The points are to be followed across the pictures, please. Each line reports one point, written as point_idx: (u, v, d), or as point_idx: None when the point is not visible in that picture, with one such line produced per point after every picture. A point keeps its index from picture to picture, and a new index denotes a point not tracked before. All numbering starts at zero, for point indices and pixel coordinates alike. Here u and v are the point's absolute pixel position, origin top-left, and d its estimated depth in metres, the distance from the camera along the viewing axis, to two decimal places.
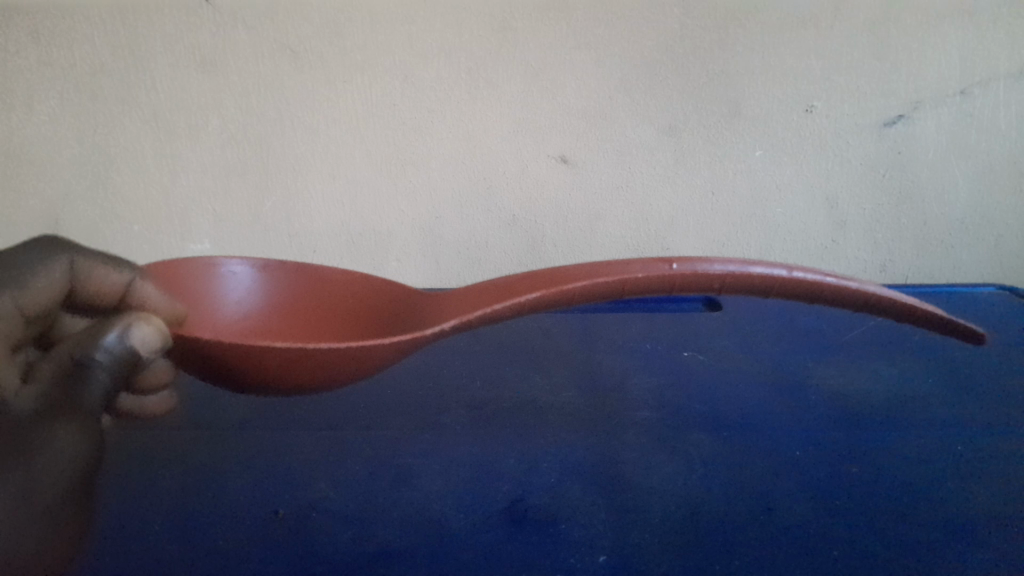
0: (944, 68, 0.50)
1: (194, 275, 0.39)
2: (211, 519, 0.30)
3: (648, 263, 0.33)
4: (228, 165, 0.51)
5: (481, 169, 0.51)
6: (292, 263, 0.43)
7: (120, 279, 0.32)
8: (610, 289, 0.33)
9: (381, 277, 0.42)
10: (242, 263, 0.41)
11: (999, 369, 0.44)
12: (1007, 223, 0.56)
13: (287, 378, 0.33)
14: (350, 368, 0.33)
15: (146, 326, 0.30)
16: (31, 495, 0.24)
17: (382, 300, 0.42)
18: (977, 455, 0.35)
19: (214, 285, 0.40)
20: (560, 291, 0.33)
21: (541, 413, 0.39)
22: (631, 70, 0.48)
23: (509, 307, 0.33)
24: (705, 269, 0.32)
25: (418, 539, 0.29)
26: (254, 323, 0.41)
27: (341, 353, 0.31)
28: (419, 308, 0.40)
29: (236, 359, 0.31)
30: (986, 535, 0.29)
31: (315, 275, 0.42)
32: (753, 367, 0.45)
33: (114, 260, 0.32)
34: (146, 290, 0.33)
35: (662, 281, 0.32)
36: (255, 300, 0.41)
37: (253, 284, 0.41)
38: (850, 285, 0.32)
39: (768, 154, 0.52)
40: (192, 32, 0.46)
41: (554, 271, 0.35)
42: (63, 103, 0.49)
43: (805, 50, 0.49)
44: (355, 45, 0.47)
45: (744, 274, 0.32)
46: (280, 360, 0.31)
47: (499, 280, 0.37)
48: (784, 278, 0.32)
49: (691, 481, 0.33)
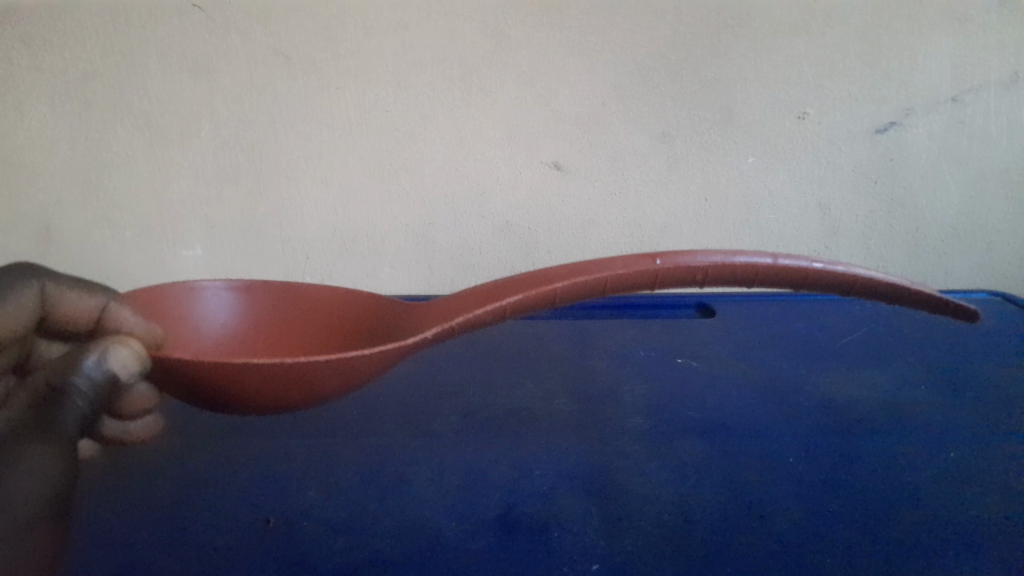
0: (935, 74, 0.50)
1: (175, 297, 0.39)
2: (203, 528, 0.30)
3: (631, 260, 0.34)
4: (221, 171, 0.51)
5: (475, 175, 0.51)
6: (277, 281, 0.43)
7: (93, 302, 0.33)
8: (592, 288, 0.34)
9: (363, 291, 0.42)
10: (223, 285, 0.41)
11: (992, 375, 0.44)
12: (999, 229, 0.56)
13: (272, 396, 0.33)
14: (334, 381, 0.33)
15: (123, 349, 0.31)
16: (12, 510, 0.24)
17: (363, 310, 0.42)
18: (970, 461, 0.35)
19: (196, 308, 0.40)
20: (543, 291, 0.34)
21: (534, 420, 0.39)
22: (624, 76, 0.49)
23: (493, 311, 0.34)
24: (688, 262, 0.33)
25: (410, 547, 0.29)
26: (236, 343, 0.41)
27: (323, 366, 0.32)
28: (402, 320, 0.40)
29: (216, 381, 0.32)
30: (977, 539, 0.30)
31: (297, 292, 0.42)
32: (746, 373, 0.45)
33: (88, 287, 0.33)
34: (122, 313, 0.33)
35: (645, 276, 0.33)
36: (237, 321, 0.41)
37: (234, 306, 0.42)
38: (835, 269, 0.34)
39: (762, 160, 0.52)
40: (185, 36, 0.46)
41: (534, 273, 0.36)
42: (56, 108, 0.48)
43: (796, 57, 0.49)
44: (348, 50, 0.47)
45: (727, 264, 0.34)
46: (263, 377, 0.31)
47: (480, 286, 0.38)
48: (769, 266, 0.34)
49: (684, 488, 0.33)
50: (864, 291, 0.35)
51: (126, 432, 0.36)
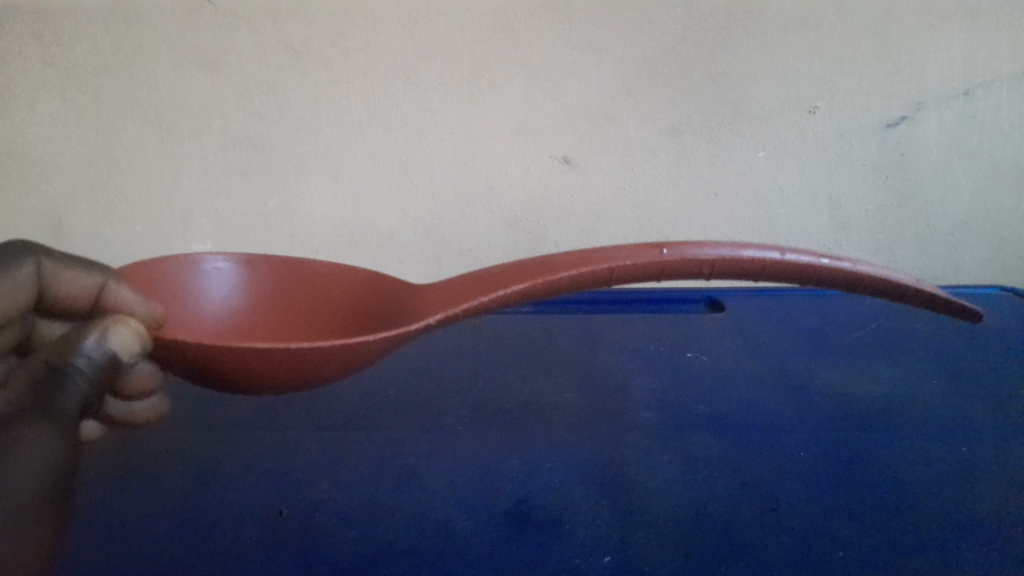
0: (948, 69, 0.50)
1: (174, 272, 0.39)
2: (214, 516, 0.30)
3: (637, 251, 0.34)
4: (231, 166, 0.51)
5: (483, 171, 0.51)
6: (277, 259, 0.43)
7: (91, 282, 0.34)
8: (597, 278, 0.34)
9: (367, 271, 0.42)
10: (225, 259, 0.41)
11: (1005, 371, 0.44)
12: (1010, 224, 0.56)
13: (272, 378, 0.33)
14: (335, 366, 0.33)
15: (123, 329, 0.31)
16: (20, 513, 0.24)
17: (366, 296, 0.42)
18: (982, 457, 0.35)
19: (195, 283, 0.40)
20: (546, 281, 0.34)
21: (543, 413, 0.39)
22: (633, 69, 0.48)
23: (495, 299, 0.34)
24: (694, 254, 0.33)
25: (419, 540, 0.29)
26: (238, 320, 0.41)
27: (324, 351, 0.32)
28: (405, 303, 0.40)
29: (216, 362, 0.32)
30: (989, 534, 0.29)
31: (299, 270, 0.43)
32: (755, 368, 0.44)
33: (85, 264, 0.34)
34: (120, 291, 0.34)
35: (651, 267, 0.34)
36: (239, 297, 0.42)
37: (236, 280, 0.42)
38: (842, 265, 0.34)
39: (771, 155, 0.52)
40: (193, 32, 0.47)
41: (540, 259, 0.36)
42: (65, 103, 0.49)
43: (807, 51, 0.49)
44: (357, 46, 0.47)
45: (735, 257, 0.33)
46: (260, 358, 0.31)
47: (484, 270, 0.38)
48: (775, 260, 0.34)
49: (695, 482, 0.33)
50: (868, 289, 0.35)
51: (129, 412, 0.36)
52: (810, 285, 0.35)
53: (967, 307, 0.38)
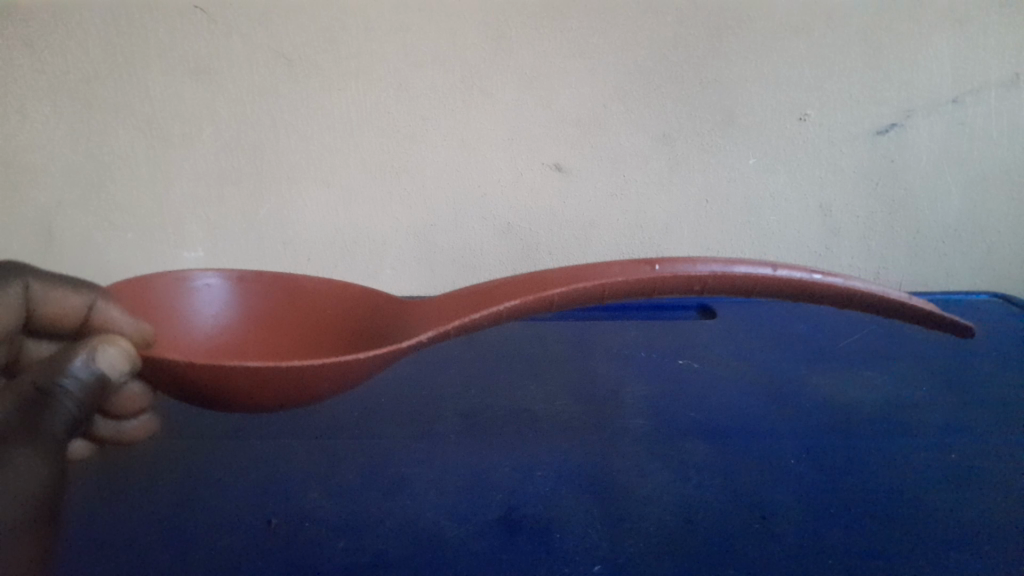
0: (937, 76, 0.50)
1: (165, 292, 0.39)
2: (207, 526, 0.30)
3: (628, 266, 0.34)
4: (224, 173, 0.51)
5: (476, 177, 0.51)
6: (269, 274, 0.43)
7: (78, 302, 0.34)
8: (590, 296, 0.34)
9: (359, 286, 0.42)
10: (216, 277, 0.42)
11: (995, 377, 0.44)
12: (1000, 230, 0.56)
13: (263, 395, 0.33)
14: (326, 382, 0.33)
15: (111, 348, 0.31)
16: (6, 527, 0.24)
17: (358, 310, 0.42)
18: (973, 463, 0.35)
19: (186, 300, 0.40)
20: (539, 299, 0.34)
21: (535, 421, 0.39)
22: (625, 76, 0.49)
23: (488, 316, 0.34)
24: (685, 271, 0.34)
25: (412, 548, 0.29)
26: (229, 335, 0.41)
27: (315, 369, 0.32)
28: (398, 319, 0.40)
29: (206, 380, 0.32)
30: (979, 541, 0.30)
31: (291, 285, 0.43)
32: (746, 374, 0.45)
33: (72, 285, 0.34)
34: (109, 310, 0.33)
35: (643, 284, 0.34)
36: (230, 313, 0.42)
37: (227, 296, 0.42)
38: (835, 281, 0.34)
39: (762, 162, 0.52)
40: (184, 39, 0.46)
41: (533, 276, 0.36)
42: (57, 109, 0.49)
43: (798, 58, 0.49)
44: (349, 54, 0.47)
45: (727, 273, 0.34)
46: (251, 377, 0.31)
47: (476, 286, 0.38)
48: (766, 278, 0.34)
49: (687, 488, 0.33)
50: (861, 304, 0.35)
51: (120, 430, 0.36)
52: (801, 301, 0.35)
53: (957, 324, 0.38)
